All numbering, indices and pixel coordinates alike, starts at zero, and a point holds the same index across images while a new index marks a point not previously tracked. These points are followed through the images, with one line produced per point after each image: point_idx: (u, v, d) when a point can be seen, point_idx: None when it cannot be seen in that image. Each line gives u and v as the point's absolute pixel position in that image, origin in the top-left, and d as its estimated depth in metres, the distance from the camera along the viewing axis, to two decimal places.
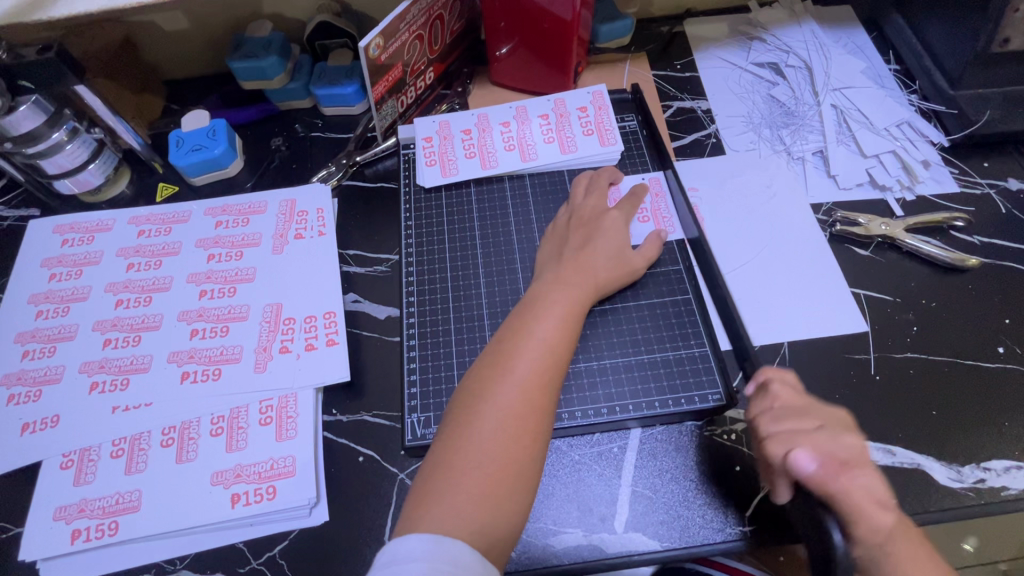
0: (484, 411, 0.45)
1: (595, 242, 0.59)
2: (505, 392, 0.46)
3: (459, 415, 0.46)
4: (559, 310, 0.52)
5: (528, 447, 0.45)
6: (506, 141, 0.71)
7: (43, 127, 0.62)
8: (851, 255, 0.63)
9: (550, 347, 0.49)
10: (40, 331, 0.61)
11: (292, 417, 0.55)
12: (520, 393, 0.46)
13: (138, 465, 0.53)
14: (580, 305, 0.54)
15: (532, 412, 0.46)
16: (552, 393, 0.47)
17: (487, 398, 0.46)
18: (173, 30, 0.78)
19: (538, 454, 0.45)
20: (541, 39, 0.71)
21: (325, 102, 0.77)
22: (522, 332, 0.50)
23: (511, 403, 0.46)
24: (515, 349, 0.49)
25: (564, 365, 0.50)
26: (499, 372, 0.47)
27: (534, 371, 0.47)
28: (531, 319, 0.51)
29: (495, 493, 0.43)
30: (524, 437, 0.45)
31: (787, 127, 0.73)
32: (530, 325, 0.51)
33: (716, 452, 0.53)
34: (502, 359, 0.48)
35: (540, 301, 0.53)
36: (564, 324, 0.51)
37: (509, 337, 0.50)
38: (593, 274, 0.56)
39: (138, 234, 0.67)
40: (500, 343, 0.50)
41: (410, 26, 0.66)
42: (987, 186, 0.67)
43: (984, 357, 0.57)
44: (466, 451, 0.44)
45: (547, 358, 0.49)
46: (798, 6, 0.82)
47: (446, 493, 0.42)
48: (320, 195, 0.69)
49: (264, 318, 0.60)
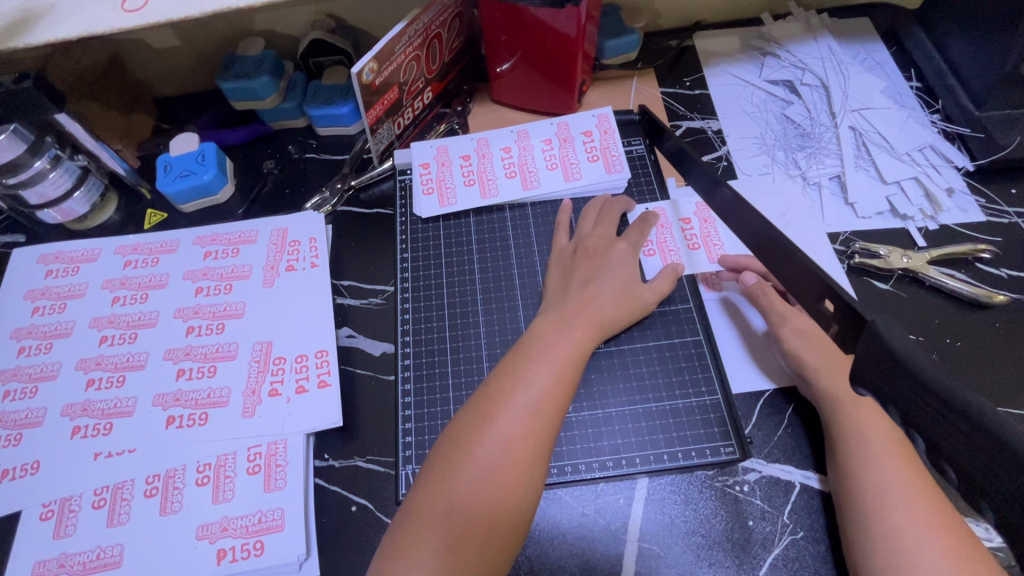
0: (465, 463, 0.43)
1: (601, 279, 0.56)
2: (487, 444, 0.43)
3: (439, 463, 0.44)
4: (561, 354, 0.50)
5: (507, 505, 0.42)
6: (506, 167, 0.68)
7: (24, 156, 0.59)
8: (871, 289, 0.60)
9: (541, 398, 0.46)
10: (21, 369, 0.59)
11: (281, 465, 0.53)
12: (503, 447, 0.43)
13: (120, 517, 0.51)
14: (582, 349, 0.51)
15: (516, 469, 0.43)
16: (540, 449, 0.44)
17: (468, 449, 0.43)
18: (162, 48, 0.75)
19: (517, 515, 0.42)
20: (544, 57, 0.68)
21: (319, 122, 0.74)
22: (512, 378, 0.47)
23: (493, 456, 0.43)
24: (503, 393, 0.46)
25: (558, 418, 0.46)
26: (483, 420, 0.45)
27: (521, 423, 0.44)
28: (523, 363, 0.48)
29: (465, 553, 0.40)
30: (502, 493, 0.42)
31: (802, 150, 0.69)
32: (522, 370, 0.48)
33: (727, 505, 0.50)
34: (488, 407, 0.45)
35: (535, 344, 0.50)
36: (559, 373, 0.48)
37: (499, 381, 0.47)
38: (598, 314, 0.53)
39: (124, 265, 0.64)
40: (490, 387, 0.47)
41: (406, 47, 0.63)
42: (1014, 215, 0.63)
43: (1013, 403, 0.53)
44: (440, 504, 0.42)
45: (537, 410, 0.45)
46: (813, 20, 0.78)
47: (414, 547, 0.40)
48: (313, 223, 0.66)
49: (254, 358, 0.58)
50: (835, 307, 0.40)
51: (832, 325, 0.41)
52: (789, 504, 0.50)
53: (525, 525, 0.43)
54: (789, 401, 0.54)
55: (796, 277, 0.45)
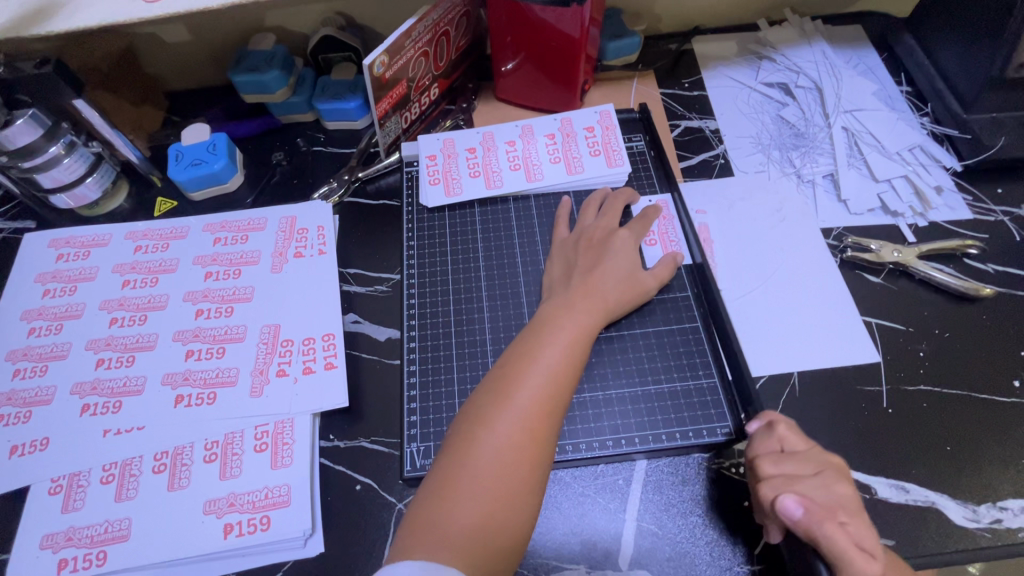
0: (486, 439, 0.44)
1: (603, 265, 0.57)
2: (506, 421, 0.45)
3: (458, 440, 0.45)
4: (568, 335, 0.51)
5: (526, 478, 0.43)
6: (511, 161, 0.70)
7: (41, 141, 0.60)
8: (862, 282, 0.62)
9: (555, 377, 0.48)
10: (32, 349, 0.60)
11: (288, 443, 0.54)
12: (523, 424, 0.45)
13: (128, 492, 0.51)
14: (589, 330, 0.53)
15: (532, 445, 0.44)
16: (553, 425, 0.46)
17: (486, 426, 0.45)
18: (175, 41, 0.77)
19: (535, 486, 0.44)
20: (548, 56, 0.70)
21: (328, 116, 0.76)
22: (527, 359, 0.49)
23: (512, 432, 0.44)
24: (519, 373, 0.47)
25: (568, 396, 0.48)
26: (501, 399, 0.46)
27: (536, 401, 0.46)
28: (535, 345, 0.50)
29: (489, 524, 0.42)
30: (522, 468, 0.44)
31: (797, 149, 0.72)
32: (536, 351, 0.49)
33: (723, 486, 0.52)
34: (504, 387, 0.47)
35: (545, 327, 0.52)
36: (570, 354, 0.50)
37: (514, 362, 0.49)
38: (602, 298, 0.55)
39: (135, 250, 0.66)
40: (505, 367, 0.48)
41: (415, 43, 0.65)
42: (1001, 213, 0.66)
43: (999, 392, 0.55)
44: (464, 478, 0.43)
45: (550, 388, 0.47)
46: (808, 26, 0.81)
47: (439, 523, 0.41)
48: (321, 212, 0.68)
49: (262, 340, 0.59)
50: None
51: None
52: None
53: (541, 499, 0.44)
54: (784, 386, 0.56)
55: None
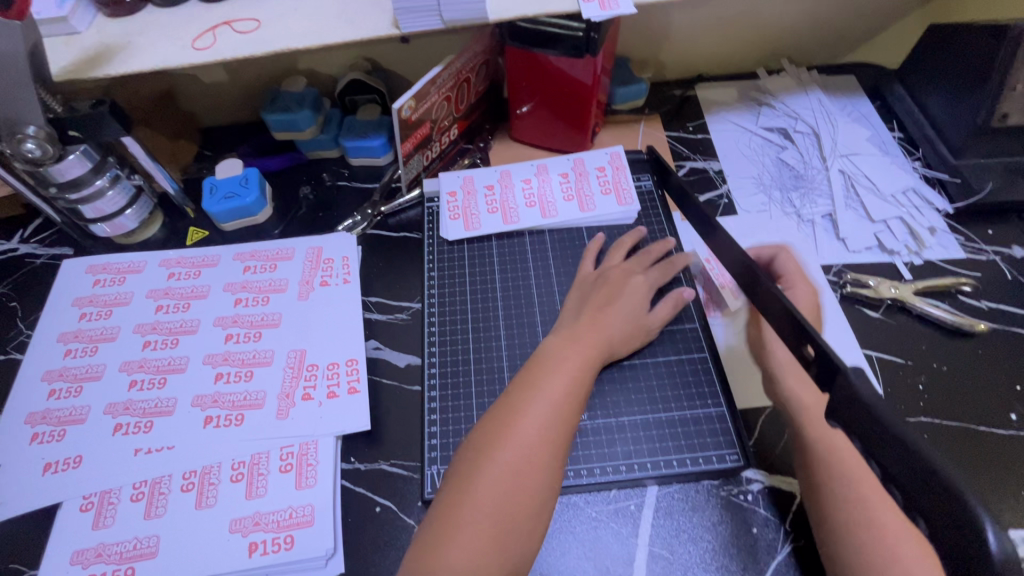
0: (487, 471, 0.45)
1: (616, 304, 0.60)
2: (507, 452, 0.46)
3: (460, 473, 0.46)
4: (567, 376, 0.52)
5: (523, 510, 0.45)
6: (527, 198, 0.74)
7: (89, 174, 0.65)
8: (862, 316, 0.65)
9: (555, 410, 0.49)
10: (68, 370, 0.62)
11: (311, 465, 0.56)
12: (523, 455, 0.46)
13: (157, 510, 0.53)
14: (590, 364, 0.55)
15: (530, 474, 0.46)
16: (553, 456, 0.47)
17: (491, 453, 0.46)
18: (212, 82, 0.82)
19: (532, 518, 0.45)
20: (561, 101, 0.75)
21: (352, 153, 0.80)
22: (530, 392, 0.50)
23: (510, 461, 0.46)
24: (522, 402, 0.49)
25: (571, 428, 0.50)
26: (505, 428, 0.48)
27: (537, 433, 0.48)
28: (540, 378, 0.52)
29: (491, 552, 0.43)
30: (524, 497, 0.45)
31: (797, 190, 0.76)
32: (539, 384, 0.51)
33: (732, 512, 0.53)
34: (508, 416, 0.49)
35: (546, 361, 0.54)
36: (572, 387, 0.51)
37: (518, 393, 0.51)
38: (604, 334, 0.57)
39: (168, 276, 0.69)
40: (508, 400, 0.50)
41: (439, 89, 0.70)
42: (992, 253, 0.69)
43: (996, 424, 0.57)
44: (465, 509, 0.44)
45: (551, 417, 0.49)
46: (804, 75, 0.87)
47: (443, 548, 0.43)
48: (345, 243, 0.72)
49: (288, 364, 0.61)
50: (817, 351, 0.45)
51: (812, 368, 0.46)
52: (791, 514, 0.53)
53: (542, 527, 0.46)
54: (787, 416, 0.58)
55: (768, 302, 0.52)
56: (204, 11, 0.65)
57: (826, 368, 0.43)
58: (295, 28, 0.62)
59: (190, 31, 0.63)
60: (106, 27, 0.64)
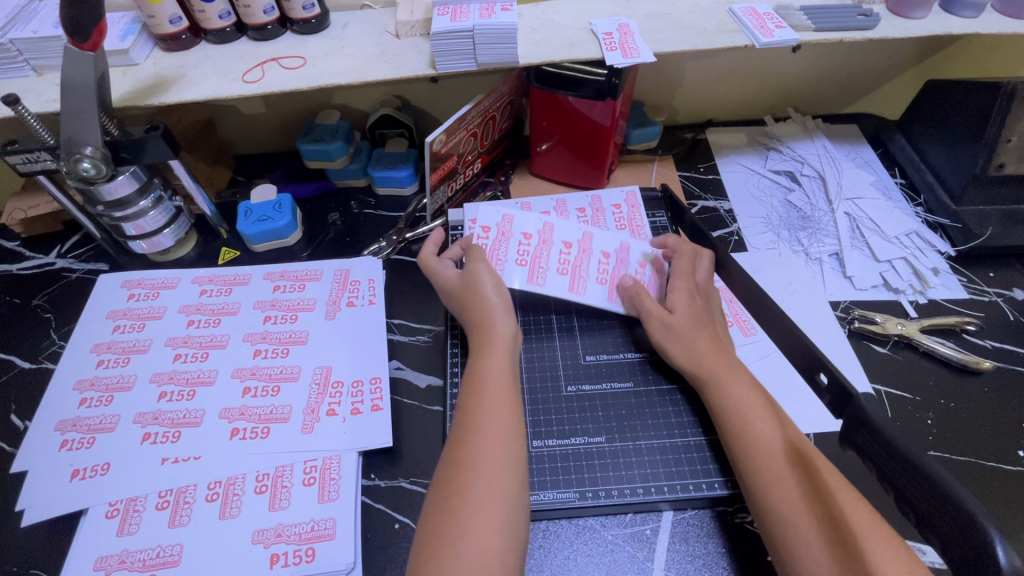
0: (465, 482, 0.47)
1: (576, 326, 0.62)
2: (476, 462, 0.48)
3: (443, 490, 0.47)
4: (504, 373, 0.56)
5: (509, 515, 0.46)
6: (561, 264, 0.70)
7: (134, 195, 0.68)
8: (871, 351, 0.67)
9: (504, 419, 0.51)
10: (99, 379, 0.64)
11: (334, 479, 0.57)
12: (487, 461, 0.48)
13: (181, 519, 0.54)
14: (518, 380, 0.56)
15: (501, 478, 0.47)
16: (512, 460, 0.49)
17: (467, 476, 0.47)
18: (251, 114, 0.87)
19: (516, 521, 0.46)
20: (580, 141, 0.79)
21: (380, 183, 0.84)
22: (474, 411, 0.52)
23: (481, 470, 0.47)
24: (477, 426, 0.51)
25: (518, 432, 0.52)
26: (470, 450, 0.49)
27: (494, 439, 0.50)
28: (474, 395, 0.54)
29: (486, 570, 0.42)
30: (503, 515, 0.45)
31: (804, 230, 0.79)
32: (479, 402, 0.53)
33: (748, 540, 0.54)
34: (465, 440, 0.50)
35: (482, 373, 0.56)
36: (506, 396, 0.54)
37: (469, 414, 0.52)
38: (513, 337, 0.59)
39: (200, 293, 0.72)
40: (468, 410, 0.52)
41: (467, 126, 0.74)
42: (994, 294, 0.72)
43: (1006, 460, 0.58)
44: (455, 523, 0.45)
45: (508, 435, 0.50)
46: (809, 123, 0.92)
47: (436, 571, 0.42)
48: (372, 266, 0.75)
49: (314, 381, 0.63)
50: (829, 380, 0.49)
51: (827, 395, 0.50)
52: None
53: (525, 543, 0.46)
54: None
55: (782, 333, 0.55)
56: (253, 48, 0.70)
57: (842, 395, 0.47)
58: (338, 66, 0.67)
59: (240, 66, 0.68)
60: (162, 59, 0.69)
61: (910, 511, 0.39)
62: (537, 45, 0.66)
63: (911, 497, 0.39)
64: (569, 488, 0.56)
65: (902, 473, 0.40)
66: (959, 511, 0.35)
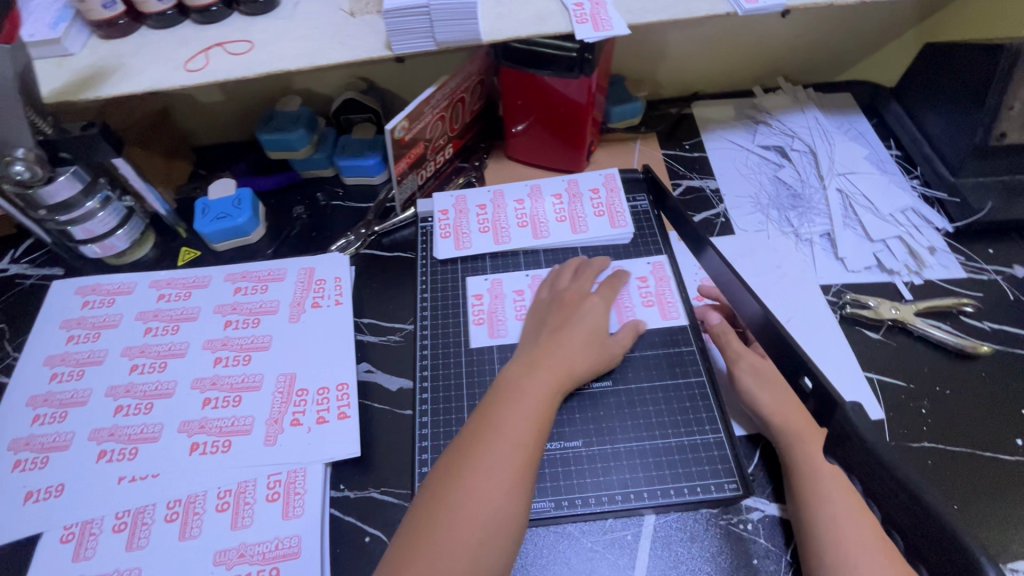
0: (449, 508, 0.44)
1: (575, 320, 0.58)
2: (470, 487, 0.44)
3: (424, 512, 0.44)
4: (541, 384, 0.52)
5: (493, 549, 0.43)
6: (519, 309, 0.66)
7: (79, 196, 0.64)
8: (863, 337, 0.64)
9: (519, 441, 0.47)
10: (53, 395, 0.61)
11: (300, 493, 0.54)
12: (498, 485, 0.45)
13: (139, 541, 0.52)
14: (555, 385, 0.53)
15: (497, 510, 0.44)
16: (518, 489, 0.45)
17: (464, 484, 0.45)
18: (208, 102, 0.82)
19: (501, 553, 0.43)
20: (556, 121, 0.74)
21: (347, 172, 0.79)
22: (486, 424, 0.49)
23: (476, 497, 0.44)
24: (491, 433, 0.48)
25: (536, 457, 0.48)
26: (477, 455, 0.46)
27: (499, 465, 0.46)
28: (498, 408, 0.50)
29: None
30: (497, 532, 0.43)
31: (794, 209, 0.75)
32: (496, 415, 0.49)
33: (732, 543, 0.52)
34: (477, 443, 0.47)
35: (522, 383, 0.52)
36: (544, 413, 0.50)
37: (491, 415, 0.49)
38: (566, 360, 0.55)
39: (158, 297, 0.68)
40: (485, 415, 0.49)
41: (434, 109, 0.69)
42: (993, 272, 0.68)
43: (1002, 449, 0.56)
44: (427, 549, 0.42)
45: (525, 443, 0.47)
46: (800, 93, 0.87)
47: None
48: (338, 264, 0.71)
49: (278, 389, 0.60)
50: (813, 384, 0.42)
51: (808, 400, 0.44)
52: (792, 544, 0.51)
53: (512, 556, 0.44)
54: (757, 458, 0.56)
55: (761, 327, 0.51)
56: (197, 32, 0.65)
57: (827, 405, 0.41)
58: (289, 49, 0.62)
59: (182, 53, 0.63)
60: (99, 48, 0.64)
61: (898, 535, 0.36)
62: (503, 19, 0.60)
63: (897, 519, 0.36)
64: (545, 497, 0.54)
65: (888, 497, 0.35)
66: (962, 559, 0.32)
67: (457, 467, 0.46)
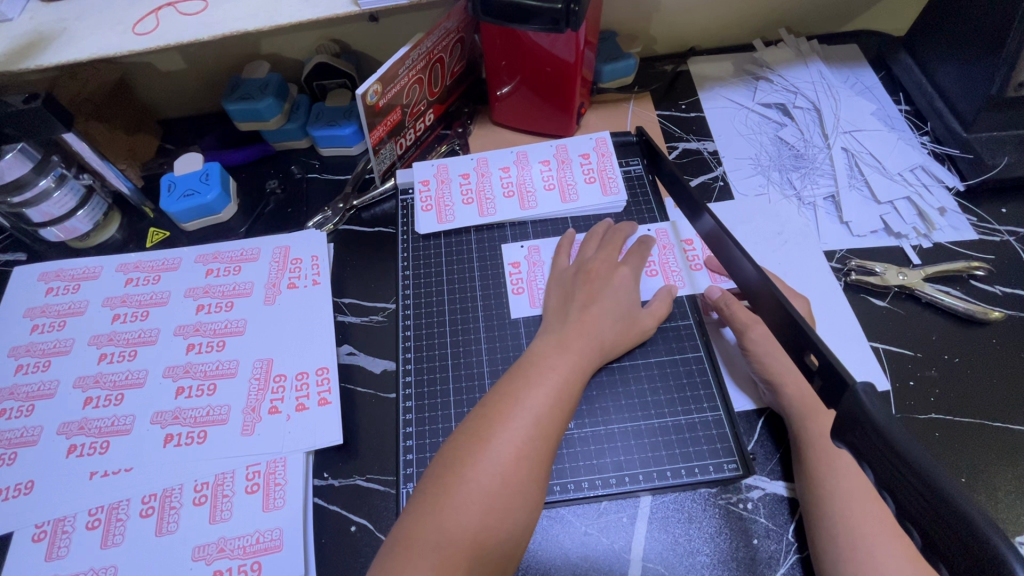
0: (457, 491, 0.41)
1: (603, 299, 0.55)
2: (481, 471, 0.42)
3: (429, 492, 0.42)
4: (551, 366, 0.49)
5: (497, 537, 0.40)
6: (513, 284, 0.63)
7: (31, 174, 0.60)
8: (868, 306, 0.61)
9: (539, 423, 0.44)
10: (18, 388, 0.58)
11: (280, 484, 0.52)
12: (500, 472, 0.42)
13: (115, 538, 0.50)
14: (578, 373, 0.49)
15: (508, 496, 0.41)
16: (533, 475, 0.43)
17: (464, 474, 0.42)
18: (170, 70, 0.76)
19: (501, 545, 0.41)
20: (542, 82, 0.69)
21: (323, 143, 0.74)
22: (510, 401, 0.46)
23: (488, 480, 0.41)
24: (495, 420, 0.44)
25: (555, 441, 0.45)
26: (478, 443, 0.43)
27: (515, 447, 0.43)
28: (520, 385, 0.47)
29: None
30: (494, 523, 0.41)
31: (797, 170, 0.71)
32: (521, 393, 0.46)
33: (732, 523, 0.50)
34: (481, 429, 0.44)
35: (539, 366, 0.49)
36: (558, 398, 0.47)
37: (496, 403, 0.46)
38: (588, 339, 0.52)
39: (126, 282, 0.64)
40: (494, 402, 0.46)
41: (409, 70, 0.64)
42: (1007, 233, 0.65)
43: (1013, 419, 0.53)
44: (428, 533, 0.40)
45: (536, 431, 0.44)
46: (804, 45, 0.81)
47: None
48: (315, 241, 0.67)
49: (254, 375, 0.57)
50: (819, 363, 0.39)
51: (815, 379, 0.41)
52: (793, 523, 0.49)
53: (518, 553, 0.42)
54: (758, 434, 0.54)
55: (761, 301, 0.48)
56: None
57: (835, 383, 0.38)
58: (246, 8, 0.57)
59: (130, 15, 0.57)
60: (39, 12, 0.58)
61: (915, 532, 0.32)
62: None
63: (914, 514, 0.32)
64: None
65: (902, 486, 0.32)
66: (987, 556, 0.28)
67: (459, 456, 0.43)
